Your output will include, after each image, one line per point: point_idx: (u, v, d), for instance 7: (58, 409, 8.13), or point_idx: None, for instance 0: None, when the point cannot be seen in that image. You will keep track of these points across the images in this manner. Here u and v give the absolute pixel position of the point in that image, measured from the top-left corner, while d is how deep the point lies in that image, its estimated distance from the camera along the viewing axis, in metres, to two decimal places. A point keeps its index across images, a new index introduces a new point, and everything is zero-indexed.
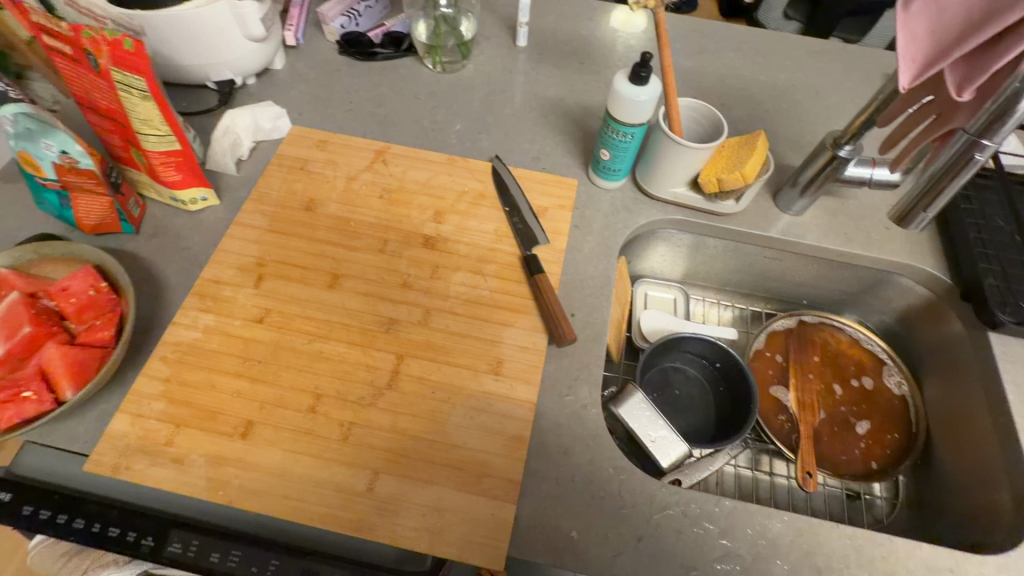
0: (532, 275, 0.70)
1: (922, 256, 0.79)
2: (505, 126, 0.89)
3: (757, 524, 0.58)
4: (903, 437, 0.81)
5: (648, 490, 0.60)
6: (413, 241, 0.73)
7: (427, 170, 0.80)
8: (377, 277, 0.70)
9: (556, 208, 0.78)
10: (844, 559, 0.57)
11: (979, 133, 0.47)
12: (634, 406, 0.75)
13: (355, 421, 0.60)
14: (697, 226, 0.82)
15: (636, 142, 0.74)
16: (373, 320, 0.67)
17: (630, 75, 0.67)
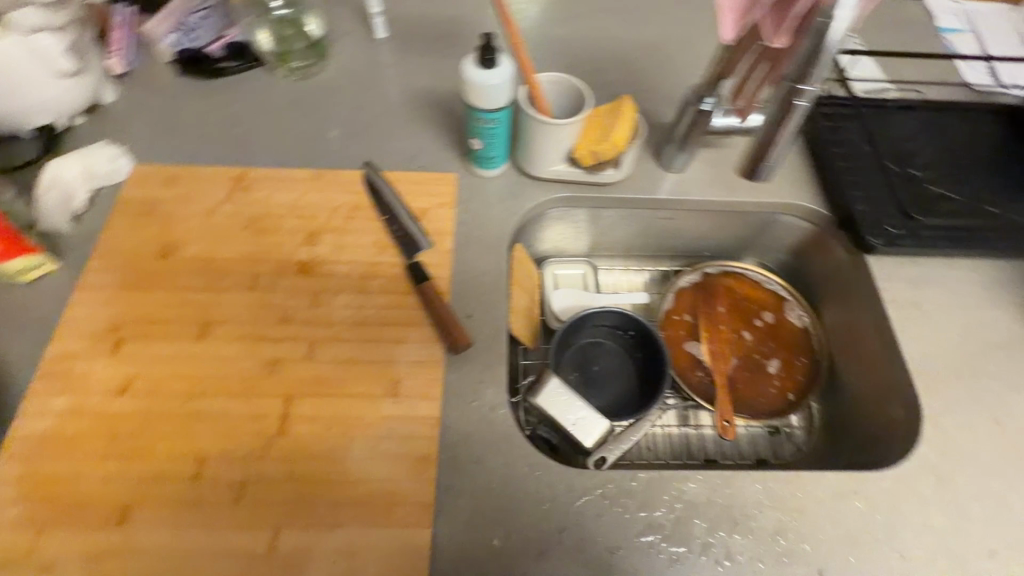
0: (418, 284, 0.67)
1: (800, 193, 0.81)
2: (375, 127, 0.83)
3: (674, 490, 0.59)
4: (811, 367, 0.85)
5: (565, 480, 0.59)
6: (288, 270, 0.68)
7: (294, 190, 0.74)
8: (253, 316, 0.65)
9: (437, 207, 0.74)
10: (759, 505, 0.59)
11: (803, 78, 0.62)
12: (551, 393, 0.74)
13: (247, 478, 0.56)
14: (585, 201, 0.81)
15: (503, 127, 0.71)
16: (254, 365, 0.62)
17: (478, 61, 0.63)
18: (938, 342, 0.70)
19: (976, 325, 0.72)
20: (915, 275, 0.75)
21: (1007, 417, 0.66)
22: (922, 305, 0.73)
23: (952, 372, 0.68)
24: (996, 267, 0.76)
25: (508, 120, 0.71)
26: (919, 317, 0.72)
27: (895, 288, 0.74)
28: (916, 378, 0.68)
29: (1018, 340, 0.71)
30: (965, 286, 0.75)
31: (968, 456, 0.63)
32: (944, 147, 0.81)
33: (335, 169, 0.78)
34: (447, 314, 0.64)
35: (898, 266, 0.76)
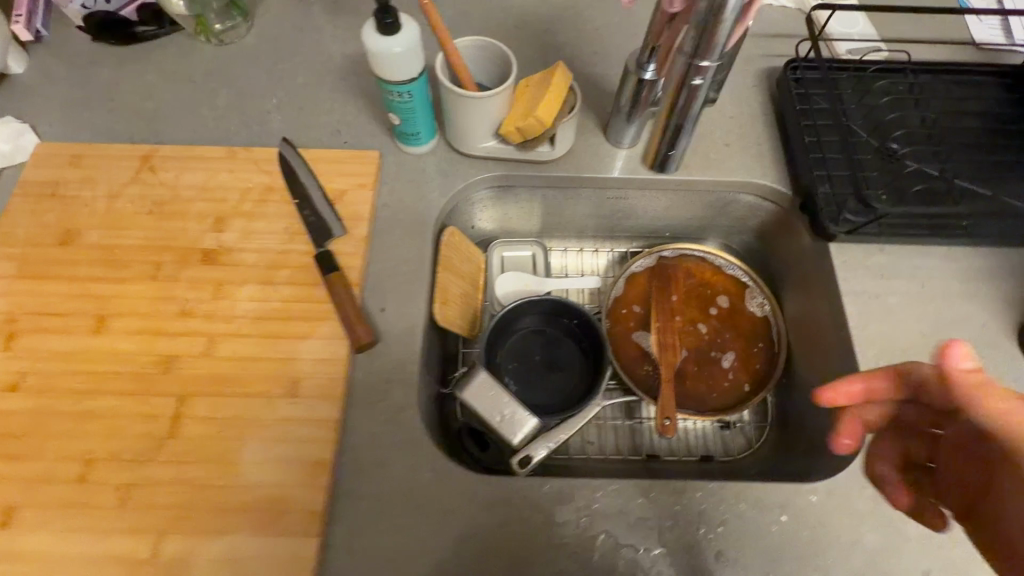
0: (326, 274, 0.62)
1: (762, 170, 0.73)
2: (298, 99, 0.77)
3: (586, 500, 0.56)
4: (767, 360, 0.79)
5: (471, 487, 0.56)
6: (192, 258, 0.64)
7: (203, 169, 0.69)
8: (152, 309, 0.61)
9: (356, 188, 0.68)
10: (674, 517, 0.56)
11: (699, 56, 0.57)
12: (479, 387, 0.70)
13: (136, 481, 0.54)
14: (523, 179, 0.74)
15: (420, 101, 0.64)
16: (150, 362, 0.59)
17: (376, 25, 0.56)
18: (899, 341, 0.63)
19: (946, 322, 0.64)
20: (883, 264, 0.67)
21: None
22: (886, 298, 0.66)
23: None
24: (981, 253, 0.67)
25: (426, 93, 0.64)
26: (880, 313, 0.65)
27: (858, 279, 0.67)
28: None
29: (994, 338, 0.63)
30: (940, 277, 0.66)
31: None
32: (931, 117, 0.72)
33: (251, 146, 0.72)
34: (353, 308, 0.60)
35: (865, 254, 0.68)
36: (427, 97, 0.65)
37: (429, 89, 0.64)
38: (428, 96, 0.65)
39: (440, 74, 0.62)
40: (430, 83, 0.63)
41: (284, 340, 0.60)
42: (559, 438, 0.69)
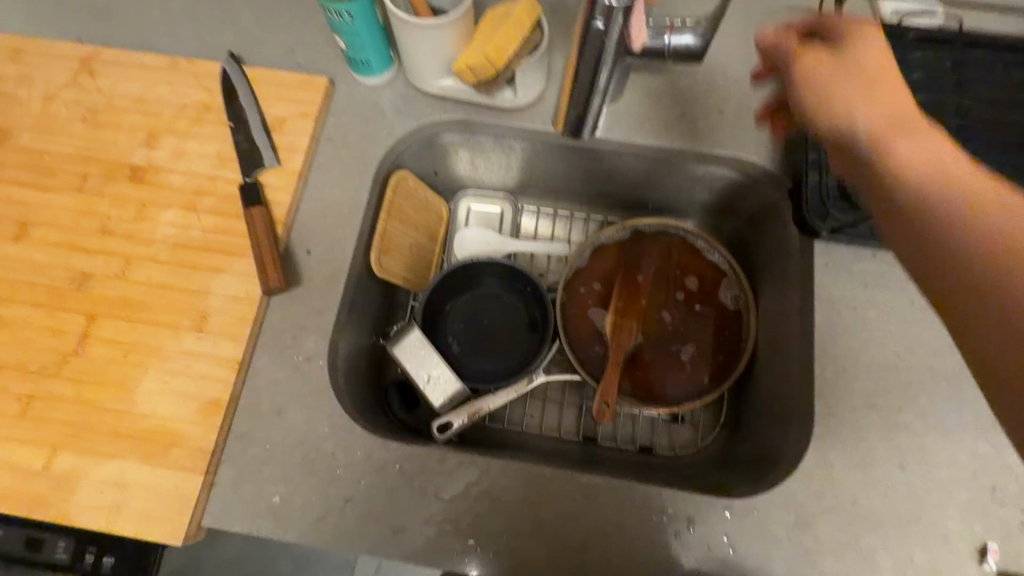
0: (248, 209, 0.58)
1: (755, 146, 0.64)
2: (256, 9, 0.70)
3: (483, 480, 0.54)
4: (729, 359, 0.72)
5: (365, 448, 0.54)
6: (119, 174, 0.61)
7: (142, 78, 0.65)
8: (72, 223, 0.59)
9: (296, 116, 0.63)
10: (572, 510, 0.53)
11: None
12: (410, 345, 0.67)
13: (37, 394, 0.54)
14: (485, 127, 0.67)
15: (364, 24, 0.57)
16: (65, 277, 0.58)
17: None
18: (866, 361, 0.56)
19: (927, 347, 0.57)
20: (871, 271, 0.59)
21: (917, 463, 0.53)
22: (865, 311, 0.58)
23: (870, 400, 0.55)
24: None
25: (370, 15, 0.56)
26: (854, 327, 0.57)
27: (838, 285, 0.59)
28: (818, 401, 0.55)
29: None
30: None
31: (847, 502, 0.52)
32: (974, 104, 0.59)
33: (196, 59, 0.67)
34: (269, 247, 0.57)
35: (853, 258, 0.59)
36: (372, 20, 0.57)
37: (373, 11, 0.57)
38: (373, 19, 0.57)
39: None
40: (372, 4, 0.56)
41: (197, 272, 0.58)
42: (485, 409, 0.66)
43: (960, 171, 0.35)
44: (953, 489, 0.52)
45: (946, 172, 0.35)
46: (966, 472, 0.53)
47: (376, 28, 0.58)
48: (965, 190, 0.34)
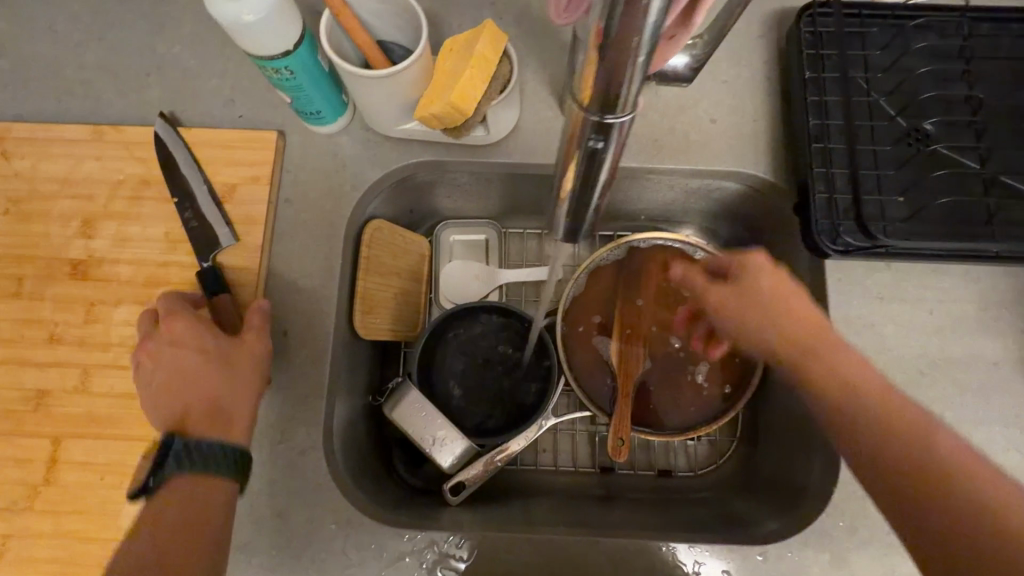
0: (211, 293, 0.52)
1: (753, 156, 0.59)
2: (183, 56, 0.62)
3: (505, 558, 0.52)
4: (742, 374, 0.69)
5: (378, 542, 0.51)
6: (58, 272, 0.55)
7: (65, 156, 0.57)
8: (16, 335, 0.53)
9: (249, 182, 0.56)
10: None
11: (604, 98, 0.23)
12: (409, 407, 0.62)
13: (11, 533, 0.49)
14: (459, 166, 0.61)
15: (309, 79, 0.50)
16: (18, 398, 0.52)
17: None
18: (888, 380, 0.54)
19: (949, 358, 0.54)
20: (886, 284, 0.56)
21: None
22: (882, 327, 0.55)
23: None
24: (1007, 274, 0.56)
25: (316, 68, 0.50)
26: (873, 346, 0.55)
27: (852, 302, 0.56)
28: None
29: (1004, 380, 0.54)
30: (952, 300, 0.56)
31: (881, 533, 0.51)
32: (987, 92, 0.55)
33: (125, 124, 0.59)
34: (195, 335, 0.48)
35: (866, 271, 0.56)
36: (318, 72, 0.51)
37: (319, 63, 0.50)
38: (320, 71, 0.51)
39: (326, 44, 0.49)
40: (315, 57, 0.49)
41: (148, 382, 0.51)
42: (501, 457, 0.63)
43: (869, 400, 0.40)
44: None
45: (865, 409, 0.40)
46: None
47: (323, 80, 0.52)
48: (861, 407, 0.40)
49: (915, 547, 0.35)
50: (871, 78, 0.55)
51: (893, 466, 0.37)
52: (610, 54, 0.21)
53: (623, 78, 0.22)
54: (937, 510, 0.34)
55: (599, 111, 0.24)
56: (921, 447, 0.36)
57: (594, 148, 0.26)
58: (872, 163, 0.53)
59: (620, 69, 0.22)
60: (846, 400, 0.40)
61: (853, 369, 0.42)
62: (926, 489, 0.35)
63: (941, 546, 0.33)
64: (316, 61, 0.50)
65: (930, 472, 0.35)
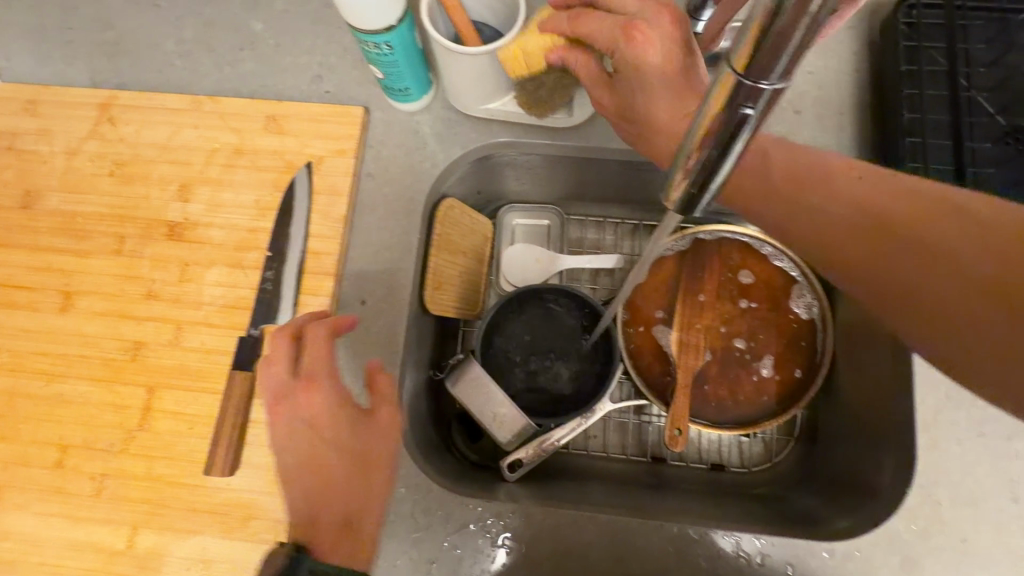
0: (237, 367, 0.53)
1: (837, 150, 0.57)
2: (275, 32, 0.64)
3: (568, 533, 0.53)
4: (805, 373, 0.68)
5: (445, 508, 0.53)
6: (156, 233, 0.58)
7: (165, 123, 0.60)
8: (116, 289, 0.57)
9: (334, 155, 0.59)
10: (661, 561, 0.52)
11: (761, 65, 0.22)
12: (472, 383, 0.63)
13: (107, 473, 0.53)
14: (535, 148, 0.61)
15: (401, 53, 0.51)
16: (117, 348, 0.55)
17: None
18: None
19: None
20: None
21: None
22: None
23: (978, 429, 0.51)
24: None
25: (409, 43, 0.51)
26: None
27: None
28: (920, 432, 0.52)
29: None
30: None
31: (957, 539, 0.49)
32: None
33: (220, 96, 0.62)
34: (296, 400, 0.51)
35: None
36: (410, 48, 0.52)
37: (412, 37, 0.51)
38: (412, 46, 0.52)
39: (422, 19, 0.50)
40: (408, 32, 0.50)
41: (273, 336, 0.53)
42: (554, 444, 0.63)
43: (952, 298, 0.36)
44: None
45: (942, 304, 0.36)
46: None
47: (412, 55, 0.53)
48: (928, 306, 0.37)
49: (954, 371, 0.37)
50: (972, 73, 0.54)
51: (908, 292, 0.38)
52: (780, 23, 0.21)
53: (786, 48, 0.22)
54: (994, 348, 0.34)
55: (753, 75, 0.23)
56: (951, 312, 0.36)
57: (740, 117, 0.25)
58: (968, 160, 0.52)
59: (785, 37, 0.21)
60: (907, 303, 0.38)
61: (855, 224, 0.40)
62: (981, 320, 0.35)
63: (975, 369, 0.35)
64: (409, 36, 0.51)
65: (972, 292, 0.35)
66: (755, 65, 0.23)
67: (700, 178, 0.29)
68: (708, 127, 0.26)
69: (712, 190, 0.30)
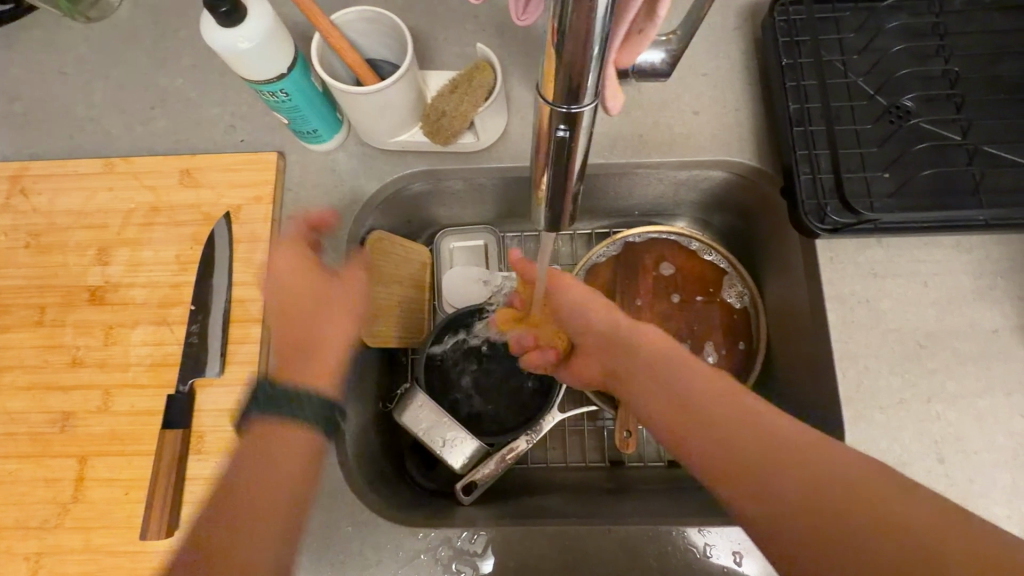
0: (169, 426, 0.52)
1: (737, 145, 0.60)
2: (186, 88, 0.65)
3: (520, 547, 0.53)
4: (746, 361, 0.69)
5: (394, 541, 0.52)
6: (77, 298, 0.57)
7: (79, 189, 0.60)
8: (40, 360, 0.56)
9: (252, 202, 0.59)
10: (614, 563, 0.52)
11: (570, 89, 0.26)
12: (418, 411, 0.63)
13: (42, 551, 0.51)
14: (452, 173, 0.63)
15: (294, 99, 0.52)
16: (44, 420, 0.54)
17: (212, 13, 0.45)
18: (887, 353, 0.54)
19: (947, 328, 0.55)
20: (878, 260, 0.57)
21: (956, 453, 0.52)
22: (878, 303, 0.56)
23: (898, 396, 0.53)
24: (1001, 239, 0.56)
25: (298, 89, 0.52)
26: (870, 320, 0.55)
27: (846, 279, 0.56)
28: (845, 405, 0.53)
29: (1005, 348, 0.54)
30: (946, 272, 0.56)
31: None
32: (963, 65, 0.56)
33: (134, 156, 0.62)
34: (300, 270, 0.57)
35: (857, 247, 0.57)
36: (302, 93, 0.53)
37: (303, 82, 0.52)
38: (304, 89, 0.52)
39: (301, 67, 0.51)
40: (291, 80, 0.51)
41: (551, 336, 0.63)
42: (508, 458, 0.63)
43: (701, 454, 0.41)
44: (995, 475, 0.51)
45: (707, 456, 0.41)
46: (1006, 455, 0.51)
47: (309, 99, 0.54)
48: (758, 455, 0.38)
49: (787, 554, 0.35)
50: (847, 60, 0.57)
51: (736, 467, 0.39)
52: (568, 52, 0.24)
53: (582, 73, 0.25)
54: (828, 494, 0.35)
55: (564, 102, 0.27)
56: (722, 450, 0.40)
57: (559, 138, 0.29)
58: (853, 142, 0.55)
59: (577, 62, 0.24)
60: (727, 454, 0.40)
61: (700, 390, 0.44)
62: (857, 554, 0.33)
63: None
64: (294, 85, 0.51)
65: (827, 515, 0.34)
66: (564, 91, 0.26)
67: (551, 194, 0.34)
68: (544, 149, 0.30)
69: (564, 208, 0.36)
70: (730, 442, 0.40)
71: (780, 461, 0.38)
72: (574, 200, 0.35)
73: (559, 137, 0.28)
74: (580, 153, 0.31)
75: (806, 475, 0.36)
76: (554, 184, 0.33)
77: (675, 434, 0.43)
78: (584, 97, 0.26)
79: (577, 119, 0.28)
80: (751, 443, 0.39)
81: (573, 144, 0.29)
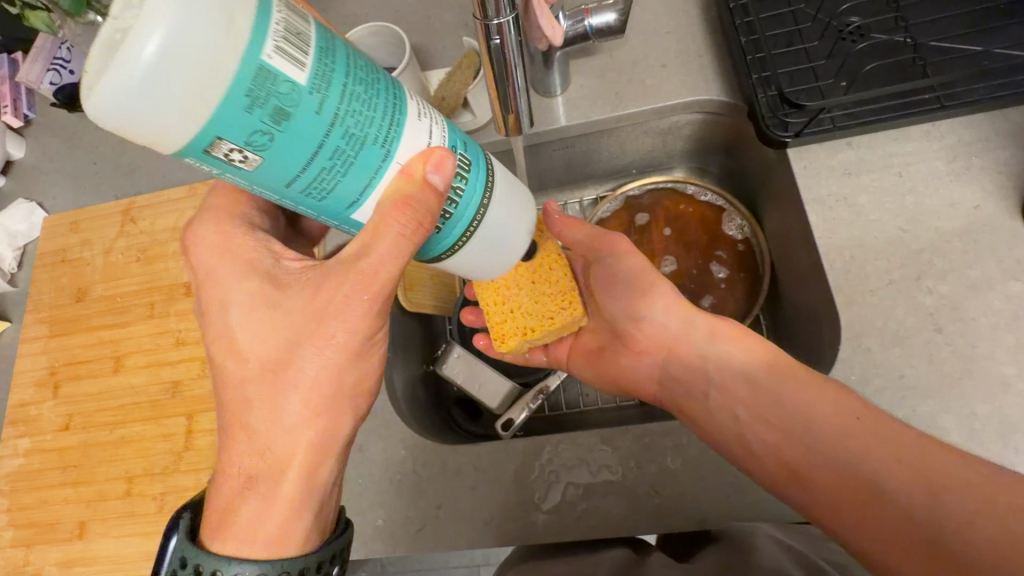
0: None
1: (704, 86, 0.67)
2: None
3: (548, 451, 0.59)
4: (752, 283, 0.74)
5: (440, 459, 0.60)
6: (177, 294, 0.72)
7: (172, 211, 0.76)
8: (154, 344, 0.70)
9: None
10: (635, 459, 0.57)
11: (486, 13, 0.37)
12: (456, 362, 0.72)
13: (166, 491, 0.63)
14: None
15: (265, 115, 0.29)
16: (159, 390, 0.68)
17: None
18: (871, 242, 0.58)
19: (928, 212, 0.57)
20: (850, 161, 0.60)
21: (954, 322, 0.54)
22: (856, 198, 0.59)
23: (887, 278, 0.56)
24: (971, 123, 0.59)
25: (295, 118, 0.30)
26: (852, 216, 0.59)
27: (822, 182, 0.60)
28: (836, 293, 0.57)
29: (988, 221, 0.56)
30: (920, 161, 0.59)
31: (895, 376, 0.53)
32: None
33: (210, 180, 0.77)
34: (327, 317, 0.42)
35: (829, 152, 0.61)
36: (316, 158, 0.32)
37: (285, 189, 0.33)
38: (384, 90, 0.34)
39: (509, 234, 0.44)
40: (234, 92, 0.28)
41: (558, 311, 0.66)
42: (540, 396, 0.70)
43: (752, 416, 0.52)
44: (995, 337, 0.53)
45: (763, 419, 0.51)
46: (1005, 317, 0.53)
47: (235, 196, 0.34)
48: (819, 418, 0.48)
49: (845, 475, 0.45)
50: None
51: (808, 425, 0.48)
52: None
53: None
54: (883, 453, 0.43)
55: (485, 18, 0.37)
56: (786, 414, 0.50)
57: (496, 47, 0.39)
58: (803, 59, 0.61)
59: None
60: (796, 413, 0.49)
61: (757, 367, 0.54)
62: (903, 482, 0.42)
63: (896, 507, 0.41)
64: (332, 38, 0.32)
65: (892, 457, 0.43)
66: (483, 8, 0.37)
67: (509, 101, 0.45)
68: (487, 59, 0.41)
69: (519, 111, 0.47)
70: (791, 406, 0.50)
71: (837, 438, 0.46)
72: (524, 105, 0.47)
73: (494, 45, 0.39)
74: (516, 61, 0.41)
75: (850, 448, 0.45)
76: (503, 92, 0.44)
77: (738, 408, 0.54)
78: (501, 12, 0.37)
79: (502, 29, 0.38)
80: (814, 410, 0.48)
81: (504, 47, 0.39)
